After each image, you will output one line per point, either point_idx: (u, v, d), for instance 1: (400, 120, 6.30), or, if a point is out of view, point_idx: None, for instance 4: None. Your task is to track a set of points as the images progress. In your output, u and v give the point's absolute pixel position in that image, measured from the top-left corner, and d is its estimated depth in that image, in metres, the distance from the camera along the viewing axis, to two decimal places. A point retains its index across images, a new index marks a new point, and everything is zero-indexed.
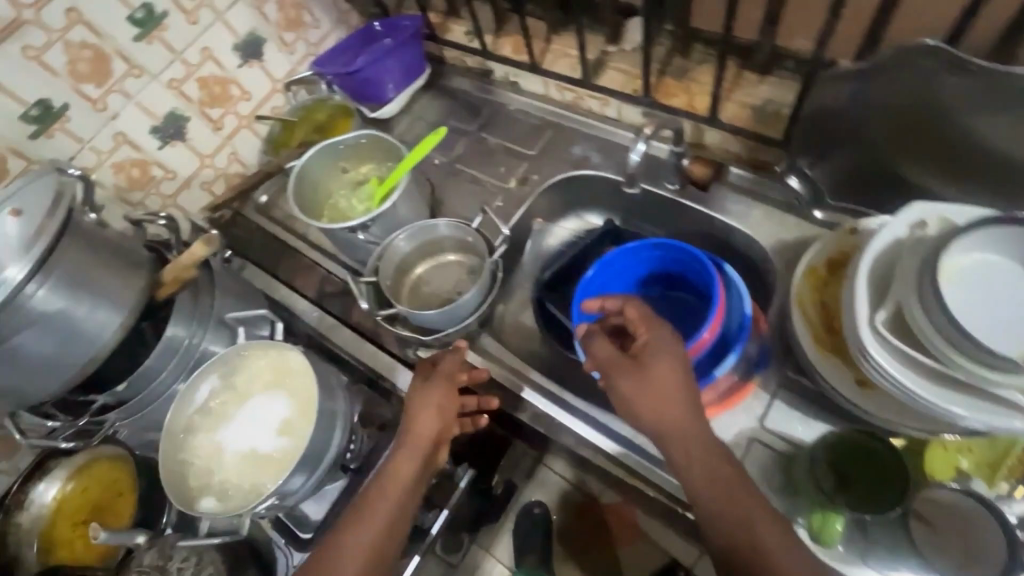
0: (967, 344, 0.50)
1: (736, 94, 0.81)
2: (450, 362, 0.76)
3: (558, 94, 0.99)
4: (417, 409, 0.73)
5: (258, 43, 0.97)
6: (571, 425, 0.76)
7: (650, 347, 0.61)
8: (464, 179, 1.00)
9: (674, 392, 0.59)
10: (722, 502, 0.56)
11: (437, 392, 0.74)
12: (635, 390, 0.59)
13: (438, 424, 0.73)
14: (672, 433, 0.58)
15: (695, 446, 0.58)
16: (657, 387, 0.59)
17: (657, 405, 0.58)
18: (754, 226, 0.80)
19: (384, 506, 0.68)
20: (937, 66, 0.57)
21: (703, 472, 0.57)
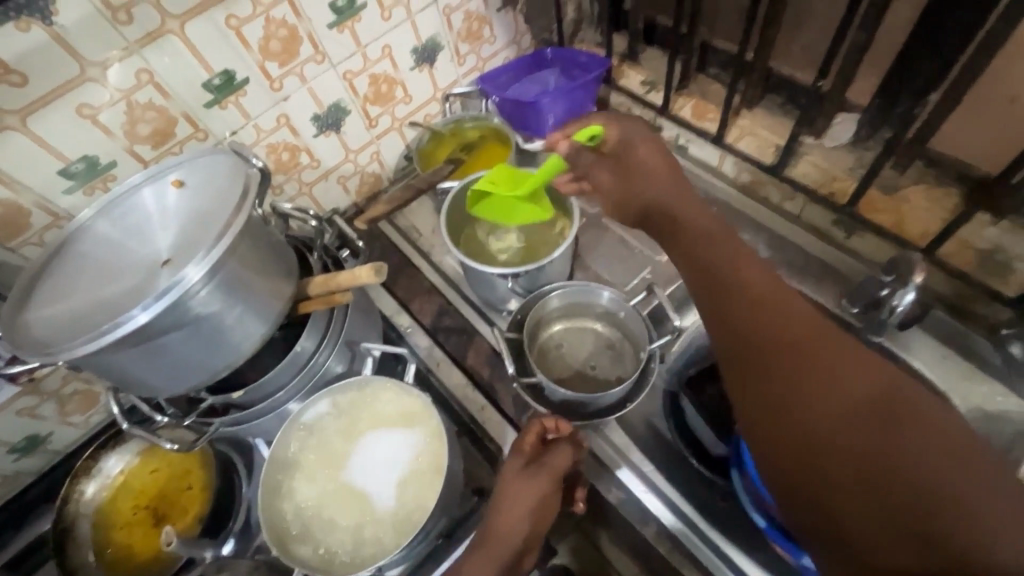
0: None
1: (960, 232, 0.72)
2: (561, 454, 0.66)
3: (733, 173, 0.90)
4: (506, 499, 0.64)
5: (435, 50, 0.91)
6: (652, 508, 0.70)
7: (620, 146, 0.73)
8: (610, 236, 0.92)
9: (652, 180, 0.70)
10: (724, 289, 0.57)
11: (532, 491, 0.64)
12: (610, 179, 0.74)
13: (524, 529, 0.63)
14: (667, 220, 0.67)
15: (700, 230, 0.63)
16: (616, 179, 0.74)
17: (644, 184, 0.70)
18: (951, 383, 0.70)
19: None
20: None
21: (705, 266, 0.60)
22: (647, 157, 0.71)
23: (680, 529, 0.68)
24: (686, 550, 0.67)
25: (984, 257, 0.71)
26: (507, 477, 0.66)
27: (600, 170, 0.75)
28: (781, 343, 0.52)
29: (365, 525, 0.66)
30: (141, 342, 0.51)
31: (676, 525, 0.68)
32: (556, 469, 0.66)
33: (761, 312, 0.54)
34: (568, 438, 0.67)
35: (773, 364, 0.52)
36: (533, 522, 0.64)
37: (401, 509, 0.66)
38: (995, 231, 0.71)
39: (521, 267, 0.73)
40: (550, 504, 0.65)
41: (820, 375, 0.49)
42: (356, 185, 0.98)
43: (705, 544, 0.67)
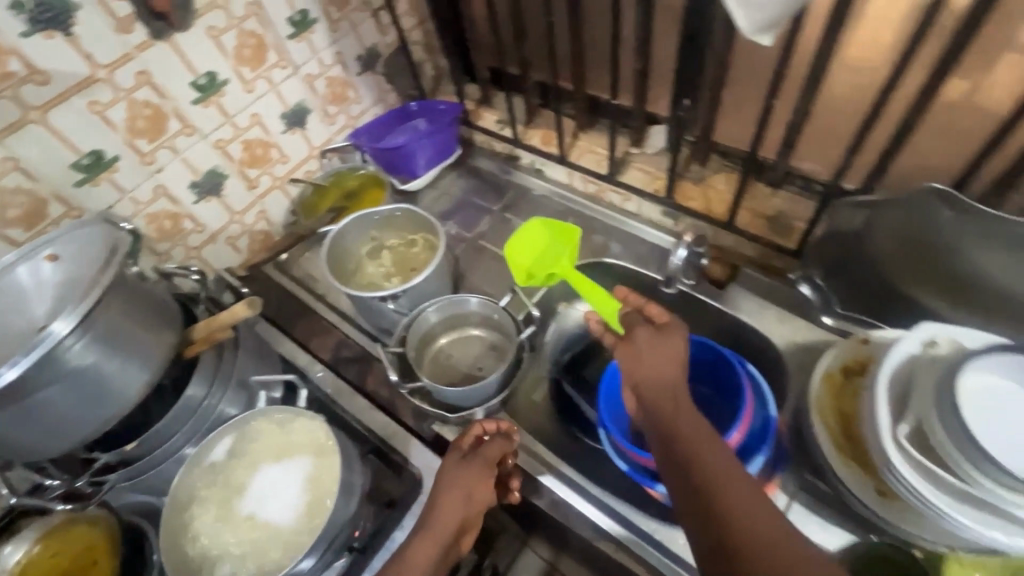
0: (988, 464, 0.52)
1: (750, 204, 0.89)
2: (496, 447, 0.73)
3: (581, 185, 1.05)
4: (445, 485, 0.70)
5: (303, 113, 1.01)
6: (575, 504, 0.75)
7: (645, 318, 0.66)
8: (487, 256, 1.05)
9: (666, 363, 0.61)
10: (714, 499, 0.51)
11: (470, 476, 0.70)
12: (632, 348, 0.63)
13: (463, 511, 0.68)
14: (657, 419, 0.59)
15: (698, 428, 0.57)
16: (633, 359, 0.63)
17: (662, 372, 0.61)
18: (769, 326, 0.84)
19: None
20: (942, 206, 0.65)
21: (690, 484, 0.53)
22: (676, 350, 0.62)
23: (593, 513, 0.74)
24: (618, 540, 0.72)
25: (772, 221, 0.87)
26: (446, 470, 0.71)
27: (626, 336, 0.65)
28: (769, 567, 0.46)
29: (270, 547, 0.68)
30: (18, 400, 0.54)
31: (557, 487, 0.77)
32: (491, 458, 0.72)
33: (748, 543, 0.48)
34: (504, 432, 0.74)
35: None
36: (470, 504, 0.69)
37: (303, 523, 0.69)
38: (778, 200, 0.87)
39: (397, 287, 0.82)
40: (487, 489, 0.71)
41: None
42: (247, 244, 1.04)
43: (626, 527, 0.73)
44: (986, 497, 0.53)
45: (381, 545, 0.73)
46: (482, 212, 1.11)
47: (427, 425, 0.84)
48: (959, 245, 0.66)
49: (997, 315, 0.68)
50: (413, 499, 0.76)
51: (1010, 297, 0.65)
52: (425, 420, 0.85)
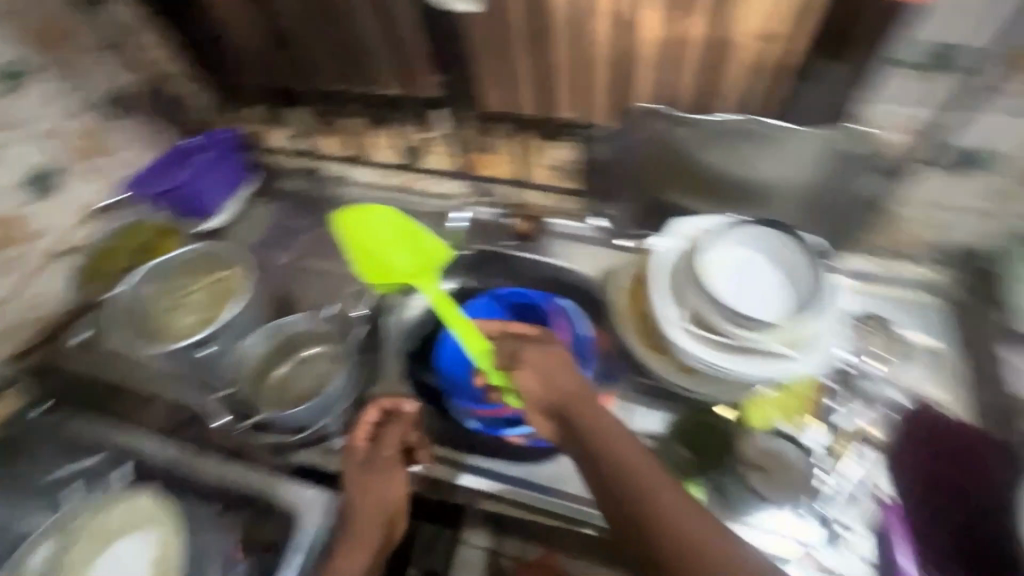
0: (731, 314, 0.65)
1: (538, 159, 0.95)
2: (391, 434, 0.75)
3: (387, 180, 1.06)
4: (356, 486, 0.71)
5: (49, 177, 0.90)
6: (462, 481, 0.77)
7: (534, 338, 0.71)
8: (312, 273, 1.02)
9: (567, 373, 0.65)
10: (632, 485, 0.54)
11: (377, 471, 0.72)
12: (531, 367, 0.67)
13: (381, 500, 0.71)
14: (570, 420, 0.61)
15: (610, 424, 0.60)
16: (534, 377, 0.66)
17: (562, 380, 0.65)
18: (579, 261, 0.93)
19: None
20: (662, 121, 0.78)
21: (610, 476, 0.56)
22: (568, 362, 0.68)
23: (474, 480, 0.77)
24: (505, 497, 0.76)
25: (559, 170, 0.95)
26: (354, 475, 0.72)
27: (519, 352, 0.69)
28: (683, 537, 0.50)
29: None
30: None
31: (462, 476, 0.77)
32: (392, 445, 0.75)
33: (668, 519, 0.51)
34: (395, 417, 0.77)
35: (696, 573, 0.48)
36: (386, 491, 0.72)
37: None
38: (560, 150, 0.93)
39: (215, 324, 0.80)
40: (398, 476, 0.74)
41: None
42: (26, 336, 0.91)
43: (506, 482, 0.77)
44: (740, 342, 0.66)
45: None
46: (298, 232, 1.08)
47: (287, 458, 0.80)
48: (686, 149, 0.81)
49: (726, 199, 0.85)
50: (292, 533, 0.73)
51: (729, 182, 0.83)
52: (284, 453, 0.80)
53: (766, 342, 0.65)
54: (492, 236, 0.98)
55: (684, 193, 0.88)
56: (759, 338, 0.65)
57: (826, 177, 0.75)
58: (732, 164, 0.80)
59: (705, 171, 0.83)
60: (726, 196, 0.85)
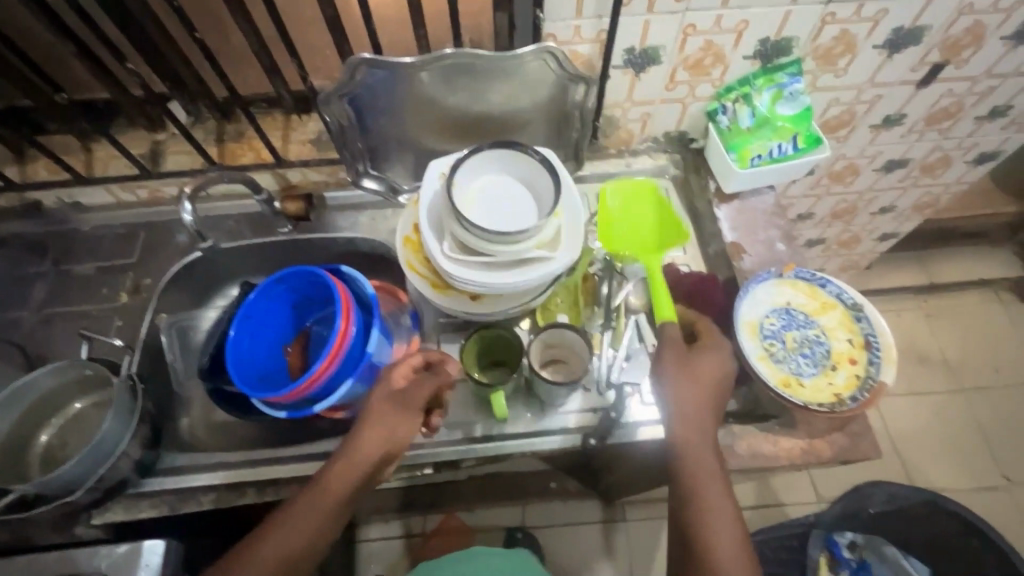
0: (491, 236, 0.69)
1: (293, 137, 0.93)
2: (425, 388, 0.69)
3: (130, 196, 0.94)
4: (366, 424, 0.67)
5: None
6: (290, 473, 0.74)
7: (705, 346, 0.70)
8: (63, 321, 0.88)
9: (703, 403, 0.66)
10: (691, 494, 0.63)
11: (393, 417, 0.68)
12: (681, 378, 0.67)
13: (382, 444, 0.66)
14: (674, 406, 0.66)
15: (701, 440, 0.65)
16: (683, 387, 0.66)
17: (686, 385, 0.66)
18: (365, 229, 0.93)
19: (287, 543, 0.62)
20: (386, 71, 0.77)
21: (682, 448, 0.65)
22: (710, 372, 0.68)
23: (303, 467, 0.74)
24: None
25: (317, 142, 0.94)
26: (377, 404, 0.68)
27: (666, 352, 0.69)
28: (701, 542, 0.62)
29: None
30: None
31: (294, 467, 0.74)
32: (412, 394, 0.69)
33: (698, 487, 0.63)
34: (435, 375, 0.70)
35: (691, 526, 0.62)
36: (389, 441, 0.67)
37: None
38: (312, 123, 0.94)
39: None
40: (408, 423, 0.69)
41: (706, 533, 0.62)
42: None
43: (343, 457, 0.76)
44: (509, 257, 0.71)
45: None
46: (32, 281, 0.91)
47: (81, 526, 0.71)
48: (424, 95, 0.81)
49: (478, 133, 0.89)
50: None
51: (474, 119, 0.87)
52: (76, 523, 0.71)
53: (530, 250, 0.72)
54: (271, 226, 0.93)
55: (441, 139, 0.89)
56: (522, 249, 0.71)
57: (548, 96, 0.84)
58: (468, 101, 0.83)
59: (450, 113, 0.85)
60: (476, 131, 0.89)
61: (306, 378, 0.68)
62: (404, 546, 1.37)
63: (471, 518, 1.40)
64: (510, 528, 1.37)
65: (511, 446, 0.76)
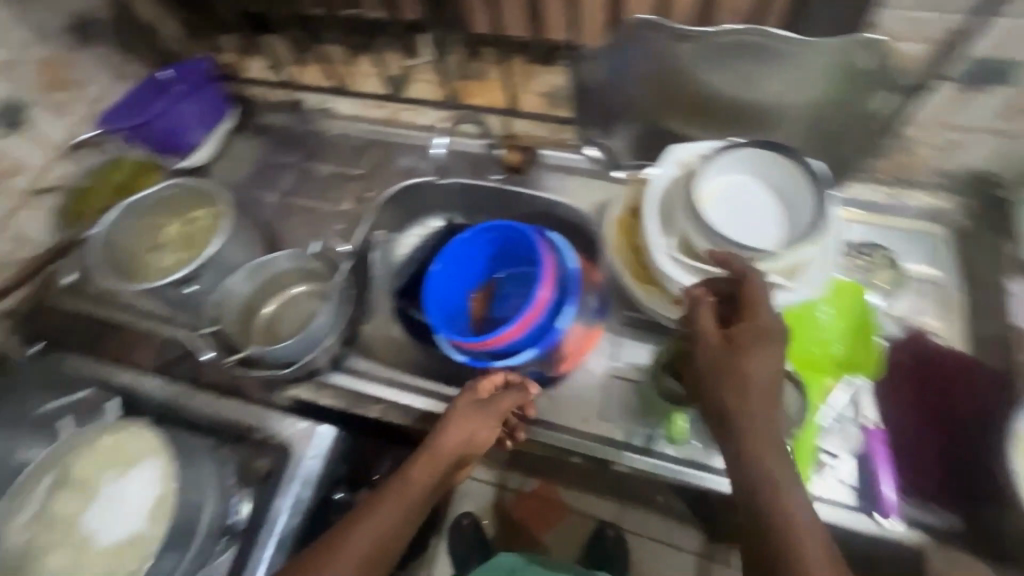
0: (728, 246, 0.62)
1: (530, 86, 0.92)
2: (514, 399, 0.67)
3: (373, 112, 1.02)
4: (451, 422, 0.64)
5: (18, 109, 0.86)
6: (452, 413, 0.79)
7: (756, 333, 0.52)
8: (298, 210, 0.99)
9: (765, 397, 0.50)
10: (761, 518, 0.46)
11: (479, 419, 0.65)
12: (749, 352, 0.51)
13: (466, 446, 0.64)
14: (732, 390, 0.50)
15: (766, 446, 0.48)
16: (753, 358, 0.51)
17: (739, 366, 0.50)
18: (572, 195, 0.90)
19: (365, 538, 0.57)
20: (661, 37, 0.71)
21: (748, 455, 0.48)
22: (762, 363, 0.51)
23: None
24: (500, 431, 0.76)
25: (550, 97, 0.91)
26: (461, 408, 0.65)
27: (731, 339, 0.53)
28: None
29: (123, 558, 0.64)
30: None
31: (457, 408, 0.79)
32: (500, 402, 0.67)
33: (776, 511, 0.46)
34: (521, 388, 0.67)
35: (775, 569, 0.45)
36: (472, 446, 0.64)
37: (156, 521, 0.65)
38: (550, 75, 0.90)
39: (194, 262, 0.77)
40: (490, 435, 0.66)
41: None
42: (11, 277, 0.89)
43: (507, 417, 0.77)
44: None
45: (263, 518, 0.72)
46: (282, 168, 1.04)
47: (279, 392, 0.82)
48: (688, 70, 0.74)
49: (729, 123, 0.79)
50: (288, 465, 0.75)
51: (733, 106, 0.77)
52: (275, 389, 0.82)
53: (766, 273, 0.63)
54: (484, 170, 0.95)
55: (686, 120, 0.81)
56: (757, 269, 0.63)
57: (834, 99, 0.71)
58: (735, 86, 0.74)
59: (709, 95, 0.76)
60: (728, 120, 0.79)
61: (496, 335, 0.70)
62: (494, 495, 1.28)
63: (569, 496, 1.26)
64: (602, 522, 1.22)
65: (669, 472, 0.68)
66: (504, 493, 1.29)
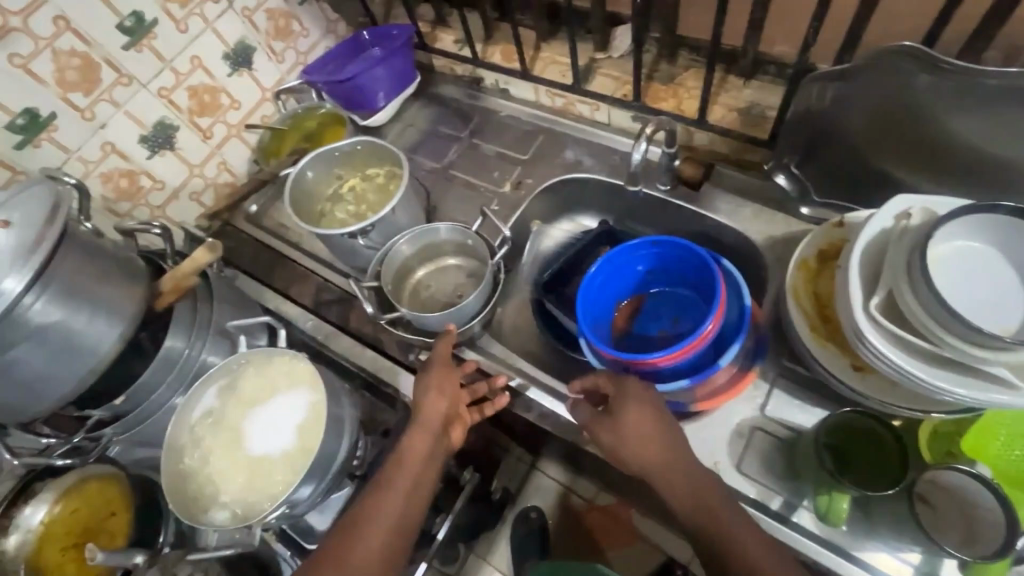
0: (957, 324, 0.52)
1: (722, 98, 0.85)
2: (443, 346, 0.75)
3: (548, 100, 1.01)
4: (420, 392, 0.72)
5: (248, 52, 0.96)
6: (574, 420, 0.76)
7: (618, 398, 0.65)
8: (457, 184, 1.02)
9: (656, 441, 0.62)
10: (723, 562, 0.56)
11: (435, 375, 0.73)
12: (629, 418, 0.63)
13: (443, 404, 0.71)
14: (647, 466, 0.61)
15: (692, 489, 0.60)
16: (635, 422, 0.63)
17: (626, 445, 0.63)
18: (744, 223, 0.82)
19: (392, 504, 0.65)
20: (915, 67, 0.61)
21: (685, 506, 0.59)
22: (640, 416, 0.63)
23: None
24: None
25: (745, 114, 0.84)
26: (421, 381, 0.73)
27: (613, 414, 0.65)
28: None
29: (271, 474, 0.73)
30: None
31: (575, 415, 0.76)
32: (446, 357, 0.75)
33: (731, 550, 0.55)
34: (442, 333, 0.76)
35: None
36: (449, 401, 0.72)
37: (301, 449, 0.73)
38: (749, 91, 0.83)
39: (367, 220, 0.80)
40: (457, 381, 0.74)
41: None
42: (212, 198, 1.01)
43: None
44: (958, 357, 0.54)
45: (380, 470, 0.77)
46: (449, 140, 1.06)
47: (413, 355, 0.83)
48: (934, 110, 0.64)
49: (963, 180, 0.68)
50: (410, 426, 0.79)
51: (978, 160, 0.65)
52: (410, 351, 0.84)
53: (996, 364, 0.53)
54: (653, 177, 0.88)
55: (907, 167, 0.71)
56: (986, 357, 0.53)
57: None
58: (992, 137, 0.63)
59: (951, 143, 0.66)
60: (964, 176, 0.68)
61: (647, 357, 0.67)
62: (562, 499, 1.19)
63: (643, 522, 1.14)
64: (674, 560, 1.09)
65: (808, 550, 0.63)
66: (574, 498, 1.19)
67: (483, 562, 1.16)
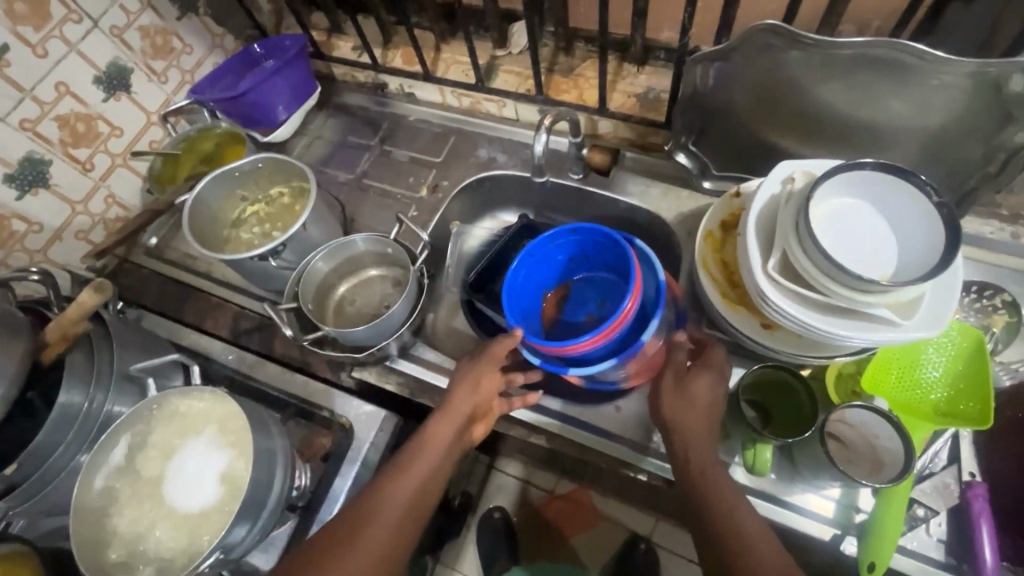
0: (842, 274, 0.57)
1: (619, 85, 0.88)
2: (503, 345, 0.68)
3: (455, 100, 1.00)
4: (453, 381, 0.68)
5: (123, 74, 0.88)
6: (515, 414, 0.77)
7: (699, 364, 0.64)
8: (373, 193, 1.00)
9: (703, 417, 0.62)
10: (711, 518, 0.55)
11: (476, 368, 0.68)
12: (696, 382, 0.63)
13: (473, 398, 0.67)
14: (687, 426, 0.61)
15: (710, 458, 0.59)
16: (700, 389, 0.63)
17: (679, 404, 0.62)
18: (654, 203, 0.86)
19: (403, 495, 0.61)
20: (782, 43, 0.66)
21: (697, 471, 0.59)
22: (708, 389, 0.63)
23: (528, 415, 0.77)
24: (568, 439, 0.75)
25: (642, 99, 0.88)
26: (462, 369, 0.69)
27: (672, 373, 0.64)
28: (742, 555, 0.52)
29: (197, 522, 0.68)
30: None
31: (516, 410, 0.77)
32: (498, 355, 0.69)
33: (726, 518, 0.55)
34: (510, 332, 0.69)
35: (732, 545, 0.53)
36: (479, 394, 0.68)
37: (229, 490, 0.69)
38: (643, 77, 0.88)
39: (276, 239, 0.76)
40: (496, 380, 0.69)
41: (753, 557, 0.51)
42: (102, 235, 0.94)
43: (580, 428, 0.76)
44: (847, 304, 0.59)
45: (322, 497, 0.74)
46: (359, 150, 1.04)
47: (346, 373, 0.83)
48: (803, 82, 0.69)
49: (836, 143, 0.75)
50: (350, 446, 0.76)
51: (845, 124, 0.72)
52: (342, 370, 0.83)
53: (877, 305, 0.58)
54: (563, 167, 0.90)
55: (788, 136, 0.77)
56: (868, 301, 0.58)
57: (964, 120, 0.65)
58: (854, 103, 0.69)
59: (822, 110, 0.72)
60: (838, 139, 0.74)
61: (576, 340, 0.68)
62: (521, 494, 1.19)
63: (604, 504, 1.16)
64: (636, 535, 1.12)
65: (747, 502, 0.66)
66: (533, 491, 1.20)
67: (450, 570, 1.14)
